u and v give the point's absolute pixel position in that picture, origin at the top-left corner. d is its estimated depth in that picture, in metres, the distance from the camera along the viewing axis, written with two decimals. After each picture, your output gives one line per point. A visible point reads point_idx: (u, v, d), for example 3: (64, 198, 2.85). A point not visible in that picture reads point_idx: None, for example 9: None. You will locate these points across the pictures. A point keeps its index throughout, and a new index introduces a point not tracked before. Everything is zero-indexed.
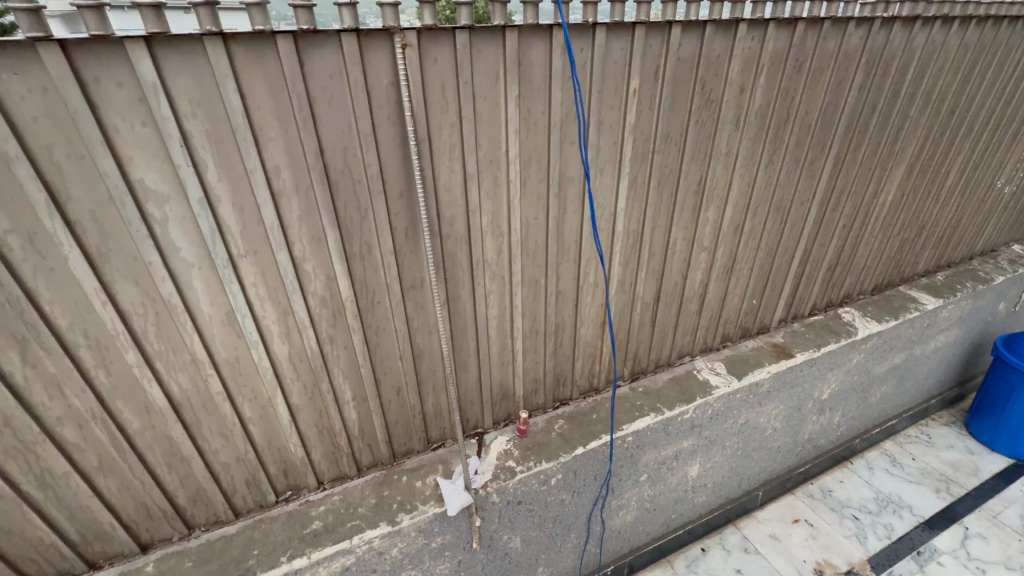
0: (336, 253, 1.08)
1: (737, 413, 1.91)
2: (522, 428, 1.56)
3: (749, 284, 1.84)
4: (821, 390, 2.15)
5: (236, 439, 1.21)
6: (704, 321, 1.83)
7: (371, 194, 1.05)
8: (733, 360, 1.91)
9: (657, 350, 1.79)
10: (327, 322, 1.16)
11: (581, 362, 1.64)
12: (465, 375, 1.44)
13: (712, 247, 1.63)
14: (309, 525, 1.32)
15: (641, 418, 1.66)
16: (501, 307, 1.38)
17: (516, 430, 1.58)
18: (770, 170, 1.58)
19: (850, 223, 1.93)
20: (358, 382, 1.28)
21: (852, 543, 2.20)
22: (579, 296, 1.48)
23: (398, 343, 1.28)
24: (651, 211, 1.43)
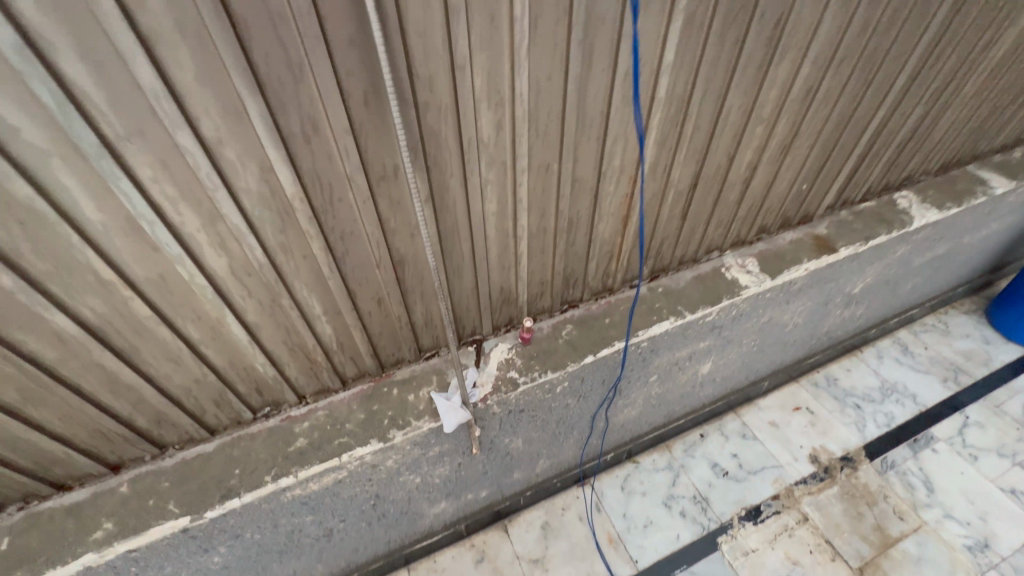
0: (267, 133, 0.76)
1: (761, 312, 1.73)
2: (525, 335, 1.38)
3: (804, 166, 1.51)
4: (854, 284, 1.96)
5: (189, 363, 1.02)
6: (743, 212, 1.54)
7: (304, 41, 0.69)
8: (768, 256, 1.66)
9: (683, 245, 1.53)
10: (274, 227, 0.88)
11: (595, 263, 1.40)
12: (458, 282, 1.21)
13: (773, 117, 1.27)
14: (293, 443, 1.21)
15: (659, 322, 1.48)
16: (502, 202, 1.08)
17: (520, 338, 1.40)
18: (873, 7, 1.14)
19: (944, 84, 1.53)
20: (328, 296, 1.06)
21: (850, 430, 2.21)
22: (599, 186, 1.18)
23: (372, 250, 1.01)
24: (705, 69, 1.05)
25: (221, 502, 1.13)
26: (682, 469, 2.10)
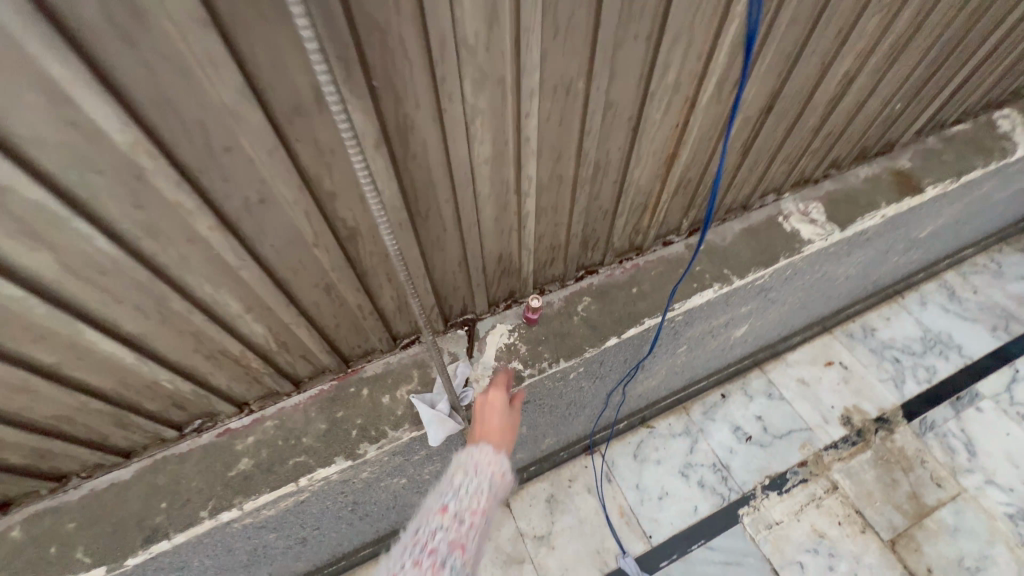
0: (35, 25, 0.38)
1: (817, 268, 1.41)
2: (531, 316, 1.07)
3: (909, 77, 1.10)
4: (924, 227, 1.62)
5: (52, 391, 0.71)
6: (817, 142, 1.16)
7: None
8: (837, 199, 1.30)
9: (736, 190, 1.17)
10: (121, 198, 0.53)
11: (624, 218, 1.05)
12: (440, 255, 0.87)
13: (898, 2, 0.86)
14: (235, 465, 0.94)
15: (700, 291, 1.16)
16: (499, 143, 0.71)
17: (525, 319, 1.09)
18: None
19: None
20: (247, 290, 0.72)
21: (887, 387, 1.99)
22: (642, 113, 0.80)
23: (302, 224, 0.66)
24: None
25: (144, 546, 0.88)
26: (701, 434, 1.89)
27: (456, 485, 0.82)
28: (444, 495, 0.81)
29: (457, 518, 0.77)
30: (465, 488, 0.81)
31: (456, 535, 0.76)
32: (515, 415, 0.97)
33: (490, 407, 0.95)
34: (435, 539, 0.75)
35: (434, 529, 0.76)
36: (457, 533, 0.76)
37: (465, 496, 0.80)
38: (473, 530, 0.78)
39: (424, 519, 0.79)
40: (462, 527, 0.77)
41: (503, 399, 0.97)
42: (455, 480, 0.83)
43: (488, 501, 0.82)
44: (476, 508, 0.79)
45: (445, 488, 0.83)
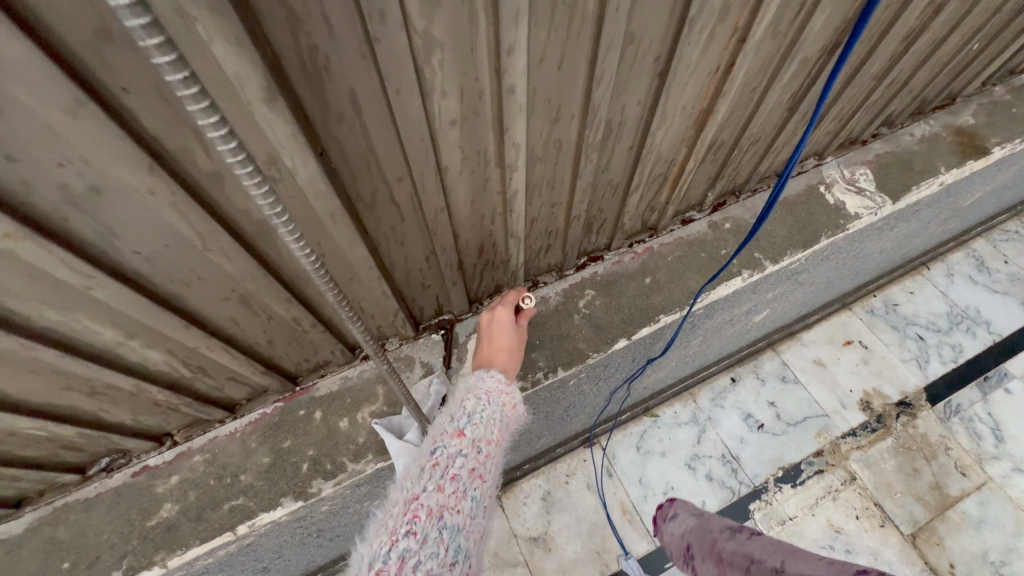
0: None
1: (856, 246, 1.21)
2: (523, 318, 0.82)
3: (999, 7, 0.87)
4: (973, 194, 1.41)
5: None
6: (876, 94, 0.94)
7: None
8: (888, 164, 1.09)
9: (774, 154, 0.94)
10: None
11: (638, 194, 0.83)
12: (399, 251, 0.66)
13: None
14: (155, 513, 0.76)
15: (727, 280, 0.96)
16: (470, 97, 0.49)
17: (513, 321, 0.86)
18: None
19: None
20: (118, 314, 0.51)
21: (910, 368, 1.84)
22: (673, 52, 0.57)
23: (178, 222, 0.45)
24: None
25: None
26: (708, 422, 1.75)
27: (470, 405, 0.63)
28: (456, 415, 0.61)
29: (478, 444, 0.59)
30: (481, 411, 0.62)
31: (478, 464, 0.58)
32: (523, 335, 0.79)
33: (494, 325, 0.76)
34: (455, 463, 0.56)
35: (452, 452, 0.57)
36: (479, 461, 0.58)
37: (483, 418, 0.61)
38: (493, 458, 0.60)
39: (433, 439, 0.59)
40: (483, 454, 0.59)
41: (511, 313, 0.78)
42: (467, 400, 0.63)
43: (505, 427, 0.64)
44: (496, 436, 0.61)
45: (454, 406, 0.63)
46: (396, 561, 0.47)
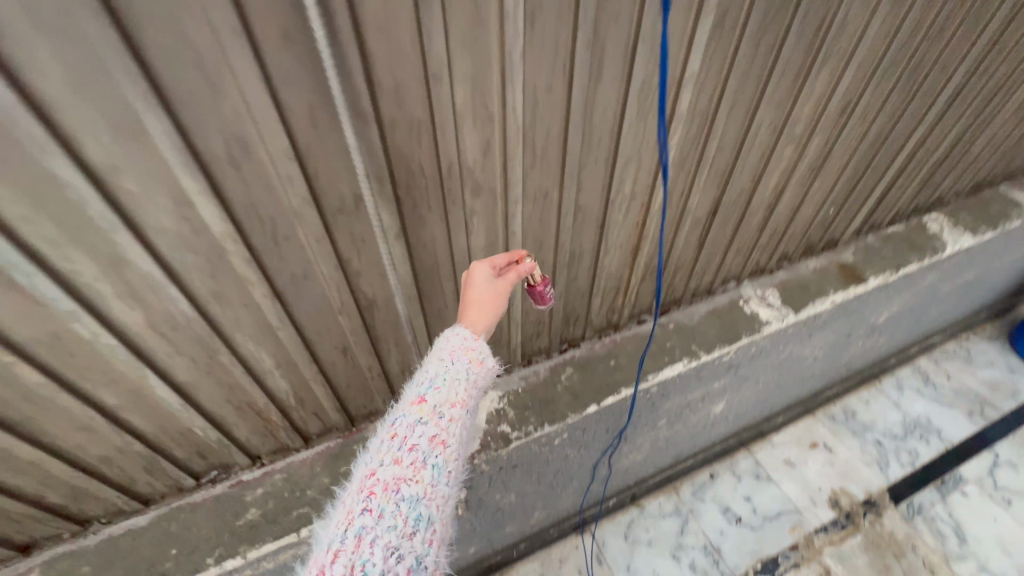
0: (184, 162, 0.58)
1: (781, 348, 1.56)
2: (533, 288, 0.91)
3: (832, 190, 1.35)
4: (879, 314, 1.79)
5: (106, 431, 0.83)
6: (764, 239, 1.38)
7: (224, 42, 0.52)
8: (790, 287, 1.49)
9: (698, 276, 1.36)
10: (202, 272, 0.70)
11: (599, 298, 1.23)
12: (441, 326, 1.03)
13: (805, 136, 1.11)
14: (243, 515, 1.03)
15: (670, 364, 1.30)
16: (491, 236, 0.91)
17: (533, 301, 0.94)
18: (927, 10, 0.98)
19: (990, 98, 1.36)
20: (280, 349, 0.88)
21: (873, 470, 2.03)
22: (607, 215, 1.01)
23: (332, 295, 0.84)
24: (735, 81, 0.89)
25: None
26: (691, 514, 1.91)
27: (433, 374, 0.71)
28: (420, 385, 0.71)
29: (437, 412, 0.68)
30: (441, 378, 0.71)
31: (437, 430, 0.67)
32: (505, 288, 0.83)
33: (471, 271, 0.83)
34: (413, 434, 0.66)
35: (412, 423, 0.67)
36: (437, 428, 0.67)
37: (442, 387, 0.70)
38: (457, 421, 0.69)
39: (399, 411, 0.69)
40: (442, 420, 0.68)
41: (486, 269, 0.83)
42: (429, 369, 0.72)
43: (469, 386, 0.73)
44: (457, 400, 0.70)
45: (421, 375, 0.72)
46: (355, 537, 0.59)
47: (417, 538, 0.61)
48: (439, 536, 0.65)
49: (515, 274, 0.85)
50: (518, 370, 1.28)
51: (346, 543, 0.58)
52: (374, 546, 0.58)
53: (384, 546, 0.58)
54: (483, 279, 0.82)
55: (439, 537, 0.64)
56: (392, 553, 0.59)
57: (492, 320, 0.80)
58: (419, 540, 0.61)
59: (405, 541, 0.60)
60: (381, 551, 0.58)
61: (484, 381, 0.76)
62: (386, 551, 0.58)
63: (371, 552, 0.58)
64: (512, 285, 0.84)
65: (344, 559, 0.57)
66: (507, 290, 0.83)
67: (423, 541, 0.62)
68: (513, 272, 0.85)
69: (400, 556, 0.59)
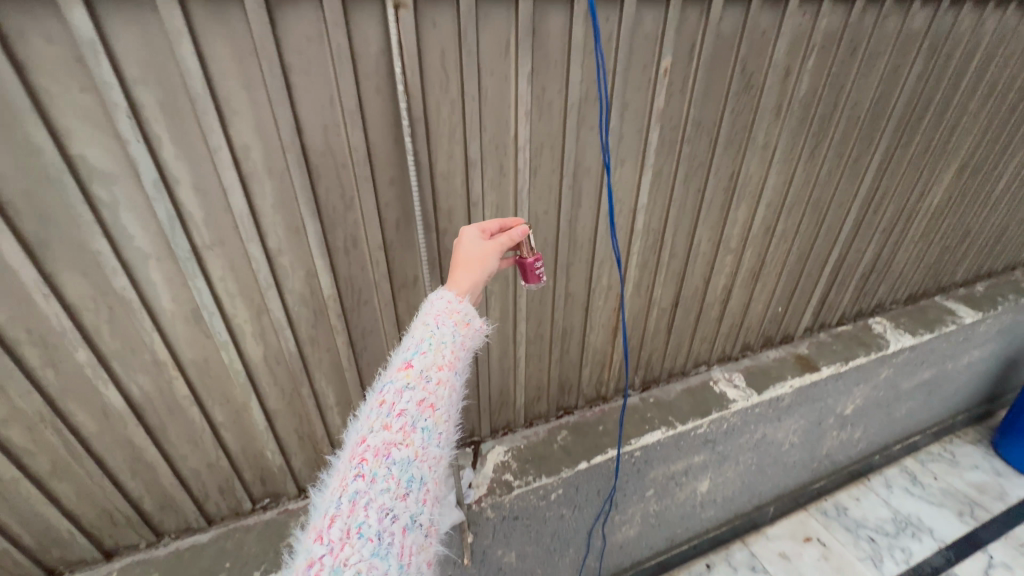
0: (318, 248, 0.96)
1: (753, 428, 1.78)
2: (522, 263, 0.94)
3: (775, 292, 1.71)
4: (844, 405, 2.02)
5: (206, 445, 1.10)
6: (724, 330, 1.71)
7: (357, 180, 0.92)
8: (753, 371, 1.78)
9: (671, 358, 1.66)
10: (307, 322, 1.04)
11: (588, 369, 1.53)
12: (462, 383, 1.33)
13: (739, 249, 1.49)
14: (286, 537, 1.23)
15: (651, 431, 1.54)
16: (503, 310, 1.25)
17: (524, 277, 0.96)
18: (811, 167, 1.42)
19: (891, 226, 1.78)
20: (342, 387, 1.18)
21: (867, 566, 2.07)
22: (590, 300, 1.36)
23: (387, 346, 1.17)
24: (676, 210, 1.30)
25: None
26: None
27: (419, 340, 0.73)
28: (407, 351, 0.72)
29: (423, 377, 0.70)
30: (427, 344, 0.72)
31: (424, 394, 0.69)
32: (492, 249, 0.86)
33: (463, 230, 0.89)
34: (401, 400, 0.68)
35: (399, 390, 0.69)
36: (425, 392, 0.69)
37: (429, 352, 0.72)
38: (443, 384, 0.71)
39: (386, 377, 0.71)
40: (429, 384, 0.70)
41: (475, 232, 0.87)
42: (416, 336, 0.74)
43: (456, 349, 0.74)
44: (443, 364, 0.72)
45: (408, 341, 0.74)
46: (349, 502, 0.62)
47: (410, 497, 0.66)
48: (431, 492, 0.70)
49: (505, 237, 0.88)
50: (521, 430, 1.53)
51: (341, 508, 0.62)
52: (369, 509, 0.62)
53: (378, 508, 0.63)
54: (473, 238, 0.87)
55: (430, 494, 0.69)
56: (386, 513, 0.63)
57: (477, 279, 0.81)
58: (412, 500, 0.66)
59: (398, 502, 0.65)
60: (376, 512, 0.62)
61: (472, 340, 0.78)
62: (380, 512, 0.62)
63: (366, 514, 0.62)
64: (500, 248, 0.87)
65: (340, 522, 0.61)
66: (495, 251, 0.86)
67: (415, 500, 0.66)
68: (503, 236, 0.88)
69: (395, 515, 0.64)
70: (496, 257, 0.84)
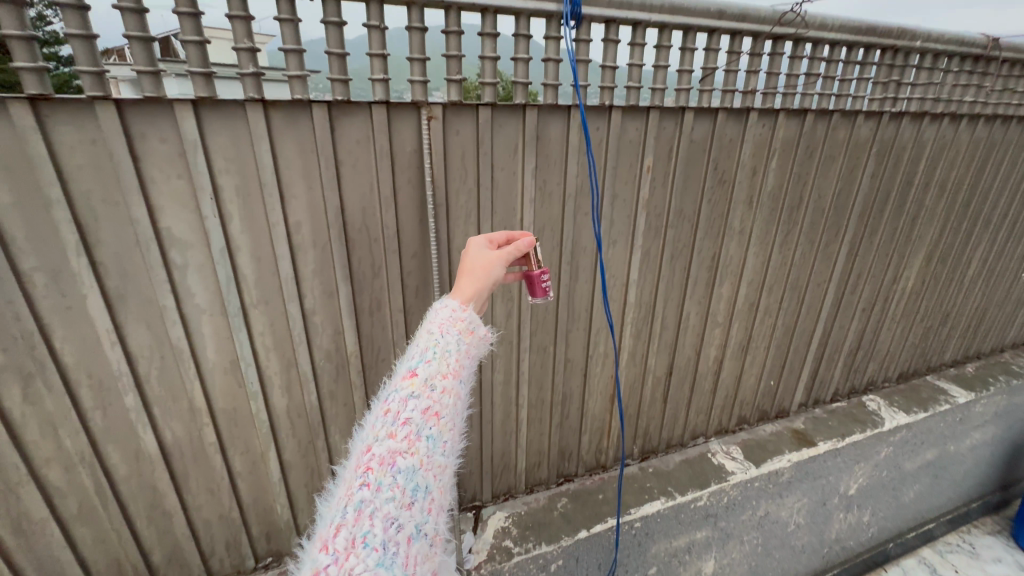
0: (347, 309, 1.19)
1: (754, 504, 1.78)
2: (528, 275, 1.05)
3: (766, 365, 1.86)
4: (848, 484, 2.01)
5: (222, 495, 1.22)
6: (719, 401, 1.84)
7: (387, 253, 1.19)
8: (749, 444, 1.85)
9: (668, 429, 1.77)
10: (329, 376, 1.25)
11: (587, 437, 1.64)
12: (467, 443, 1.43)
13: (727, 322, 1.70)
14: None
15: (650, 500, 1.58)
16: (507, 372, 1.42)
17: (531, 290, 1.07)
18: (786, 249, 1.67)
19: (870, 306, 2.00)
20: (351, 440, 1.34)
21: None
22: (588, 366, 1.53)
23: None
24: (664, 285, 1.52)
25: None
26: None
27: (424, 348, 0.72)
28: (412, 360, 0.71)
29: (429, 385, 0.69)
30: (432, 352, 0.72)
31: (430, 402, 0.68)
32: (496, 261, 0.89)
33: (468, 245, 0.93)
34: (406, 408, 0.67)
35: (405, 397, 0.67)
36: (430, 399, 0.68)
37: (434, 360, 0.71)
38: (449, 392, 0.70)
39: (391, 386, 0.70)
40: (434, 392, 0.69)
41: (481, 242, 0.95)
42: (421, 343, 0.73)
43: (461, 357, 0.74)
44: (448, 371, 0.71)
45: (413, 350, 0.73)
46: (355, 511, 0.60)
47: (416, 507, 0.64)
48: (437, 503, 0.67)
49: (508, 249, 0.92)
50: (522, 497, 1.58)
51: (346, 518, 0.60)
52: (374, 518, 0.60)
53: (384, 517, 0.61)
54: (476, 252, 0.91)
55: (436, 504, 0.67)
56: (392, 523, 0.61)
57: (479, 288, 0.83)
58: (418, 509, 0.64)
59: (404, 511, 0.62)
60: (381, 522, 0.60)
61: (477, 348, 0.78)
62: (386, 522, 0.60)
63: (372, 524, 0.60)
64: (503, 260, 0.90)
65: (345, 532, 0.59)
66: (498, 262, 0.89)
67: (421, 510, 0.64)
68: (506, 249, 0.92)
69: (401, 525, 0.61)
70: (499, 267, 0.87)
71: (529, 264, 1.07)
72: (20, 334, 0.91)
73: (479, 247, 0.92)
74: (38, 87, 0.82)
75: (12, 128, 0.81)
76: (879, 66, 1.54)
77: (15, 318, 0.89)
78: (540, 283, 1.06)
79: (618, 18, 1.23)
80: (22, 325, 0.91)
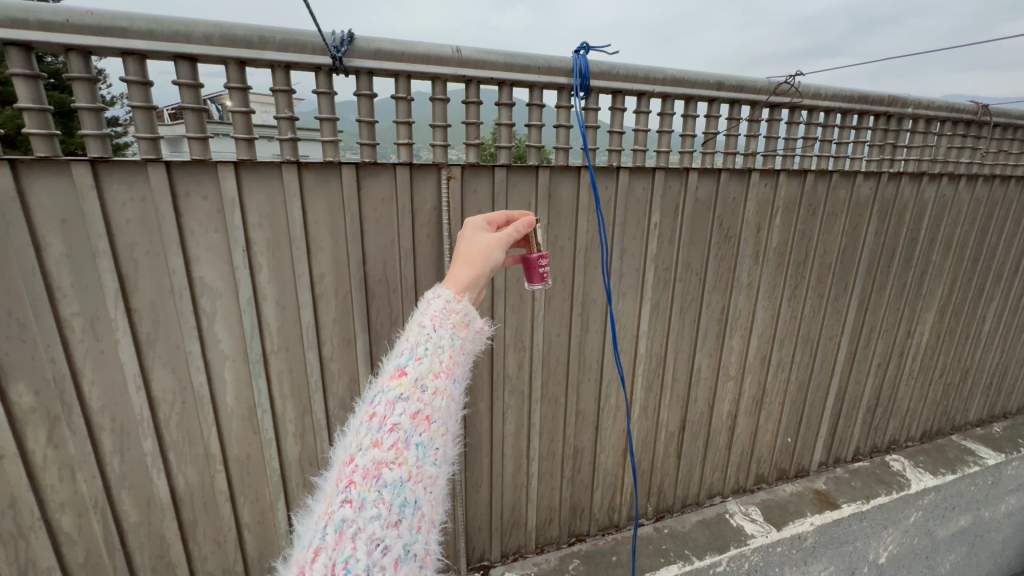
0: (363, 356, 1.27)
1: (778, 572, 1.68)
2: (534, 264, 1.06)
3: (782, 422, 1.84)
4: (878, 553, 1.90)
5: (228, 545, 1.26)
6: (736, 458, 1.80)
7: (404, 302, 1.27)
8: (769, 505, 1.79)
9: (683, 487, 1.73)
10: (342, 423, 1.31)
11: (600, 493, 1.61)
12: (476, 495, 1.42)
13: (739, 375, 1.69)
14: None
15: (666, 564, 1.51)
16: (519, 425, 1.43)
17: (530, 276, 1.08)
18: (794, 303, 1.69)
19: (886, 361, 1.98)
20: None
21: None
22: (599, 419, 1.53)
23: None
24: (673, 337, 1.54)
25: None
26: None
27: (415, 343, 0.71)
28: (401, 356, 0.70)
29: (418, 385, 0.68)
30: (423, 347, 0.71)
31: (419, 406, 0.67)
32: (495, 246, 0.87)
33: (465, 227, 0.91)
34: (393, 413, 0.66)
35: (392, 400, 0.67)
36: (420, 403, 0.67)
37: (424, 358, 0.70)
38: (441, 392, 0.69)
39: (377, 387, 0.69)
40: (425, 393, 0.68)
41: (477, 224, 0.92)
42: (412, 337, 0.72)
43: (455, 353, 0.73)
44: (440, 371, 0.69)
45: (403, 344, 0.72)
46: (336, 532, 0.60)
47: (405, 525, 0.63)
48: (429, 519, 0.66)
49: (507, 232, 0.89)
50: (532, 557, 1.54)
51: (327, 540, 0.60)
52: (357, 540, 0.60)
53: (368, 538, 0.60)
54: (473, 237, 0.88)
55: (428, 521, 0.66)
56: (377, 546, 0.60)
57: (476, 275, 0.82)
58: (406, 528, 0.63)
59: (390, 531, 0.62)
60: (365, 543, 0.60)
61: (472, 344, 0.77)
62: (370, 544, 0.60)
63: (354, 547, 0.59)
64: (503, 243, 0.88)
65: (325, 556, 0.59)
66: (496, 246, 0.87)
67: (410, 528, 0.63)
68: (505, 231, 0.89)
69: (387, 547, 0.61)
70: (498, 252, 0.86)
71: (528, 248, 1.07)
72: (54, 377, 1.00)
73: (477, 231, 0.90)
74: (101, 151, 0.96)
75: (73, 191, 0.94)
76: (874, 130, 1.62)
77: (50, 362, 0.99)
78: (539, 269, 1.07)
79: (626, 88, 1.34)
80: (56, 369, 1.00)
